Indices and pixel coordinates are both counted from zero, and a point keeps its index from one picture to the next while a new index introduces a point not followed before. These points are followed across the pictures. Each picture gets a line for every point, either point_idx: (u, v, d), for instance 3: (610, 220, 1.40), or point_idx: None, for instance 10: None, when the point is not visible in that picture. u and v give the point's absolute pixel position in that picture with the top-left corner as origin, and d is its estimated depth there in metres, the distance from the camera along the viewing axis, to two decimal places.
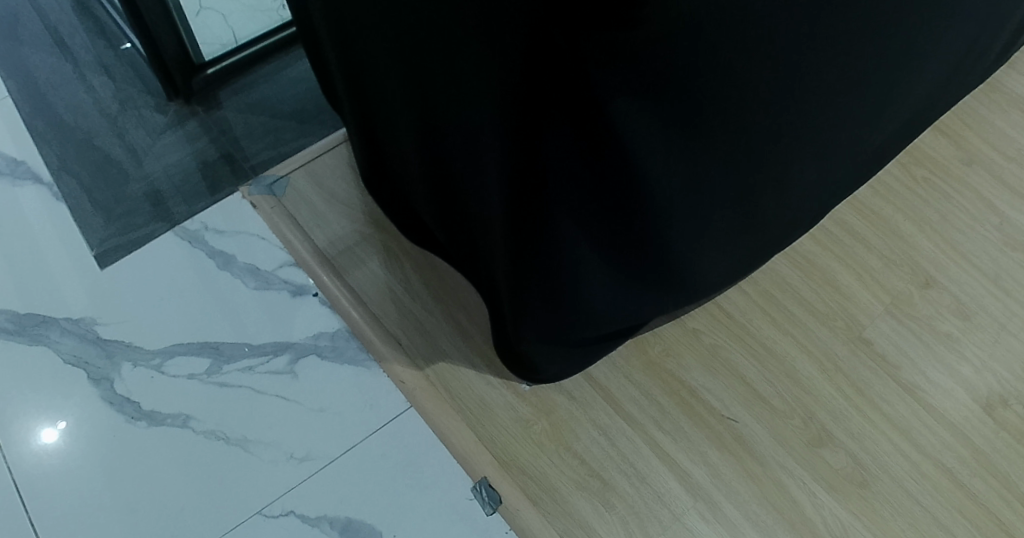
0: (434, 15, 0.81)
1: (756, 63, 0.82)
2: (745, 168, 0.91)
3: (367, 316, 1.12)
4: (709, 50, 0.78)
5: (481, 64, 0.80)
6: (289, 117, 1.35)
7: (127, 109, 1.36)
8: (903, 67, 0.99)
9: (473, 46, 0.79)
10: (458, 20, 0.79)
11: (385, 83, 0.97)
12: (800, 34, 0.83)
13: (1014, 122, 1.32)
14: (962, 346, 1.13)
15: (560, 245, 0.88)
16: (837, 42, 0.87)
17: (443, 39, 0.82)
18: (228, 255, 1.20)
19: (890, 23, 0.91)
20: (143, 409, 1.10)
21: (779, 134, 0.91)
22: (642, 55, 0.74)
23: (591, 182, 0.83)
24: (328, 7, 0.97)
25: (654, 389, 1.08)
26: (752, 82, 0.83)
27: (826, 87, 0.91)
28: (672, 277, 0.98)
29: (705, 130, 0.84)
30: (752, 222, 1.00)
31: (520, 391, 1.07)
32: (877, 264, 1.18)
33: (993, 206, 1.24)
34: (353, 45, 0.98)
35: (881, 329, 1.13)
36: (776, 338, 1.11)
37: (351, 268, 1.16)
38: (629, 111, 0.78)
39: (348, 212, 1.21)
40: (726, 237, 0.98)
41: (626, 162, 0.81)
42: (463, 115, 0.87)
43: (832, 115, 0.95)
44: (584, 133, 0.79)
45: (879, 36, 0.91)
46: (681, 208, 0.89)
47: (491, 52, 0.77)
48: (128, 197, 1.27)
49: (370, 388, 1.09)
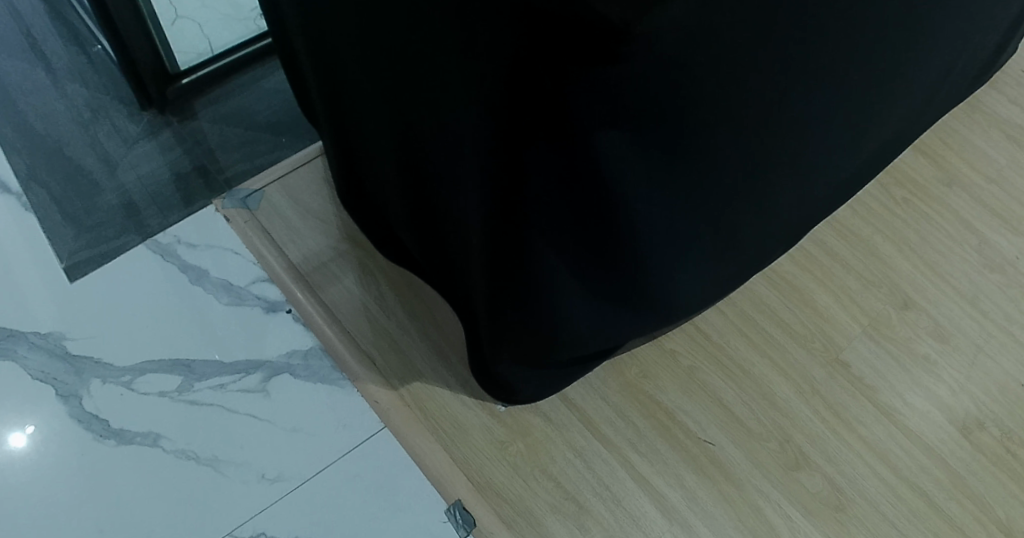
0: (415, 37, 0.80)
1: (735, 88, 0.81)
2: (723, 194, 0.91)
3: (341, 334, 1.10)
4: (690, 77, 0.77)
5: (461, 90, 0.78)
6: (264, 129, 1.33)
7: (99, 118, 1.34)
8: (882, 90, 0.99)
9: (454, 72, 0.78)
10: (439, 44, 0.78)
11: (364, 99, 0.95)
12: (780, 64, 0.83)
13: (995, 143, 1.34)
14: (939, 369, 1.14)
15: (538, 270, 0.87)
16: (817, 71, 0.88)
17: (424, 63, 0.81)
18: (201, 269, 1.18)
19: (869, 46, 0.91)
20: (111, 427, 1.09)
21: (758, 156, 0.91)
22: (624, 83, 0.73)
23: (569, 211, 0.82)
24: (306, 22, 0.95)
25: (630, 411, 1.06)
26: (732, 112, 0.83)
27: (804, 111, 0.91)
28: (649, 302, 0.97)
29: (683, 158, 0.83)
30: (730, 244, 0.99)
31: (495, 412, 1.05)
32: (855, 285, 1.18)
33: (972, 226, 1.26)
34: (332, 62, 0.96)
35: (859, 351, 1.13)
36: (754, 360, 1.11)
37: (326, 284, 1.14)
38: (609, 143, 0.77)
39: (323, 227, 1.19)
40: (704, 261, 0.98)
41: (605, 187, 0.80)
42: (441, 133, 0.85)
43: (811, 140, 0.95)
44: (564, 163, 0.78)
45: (859, 59, 0.91)
46: (658, 232, 0.88)
47: (472, 79, 0.76)
48: (99, 208, 1.25)
49: (343, 407, 1.07)
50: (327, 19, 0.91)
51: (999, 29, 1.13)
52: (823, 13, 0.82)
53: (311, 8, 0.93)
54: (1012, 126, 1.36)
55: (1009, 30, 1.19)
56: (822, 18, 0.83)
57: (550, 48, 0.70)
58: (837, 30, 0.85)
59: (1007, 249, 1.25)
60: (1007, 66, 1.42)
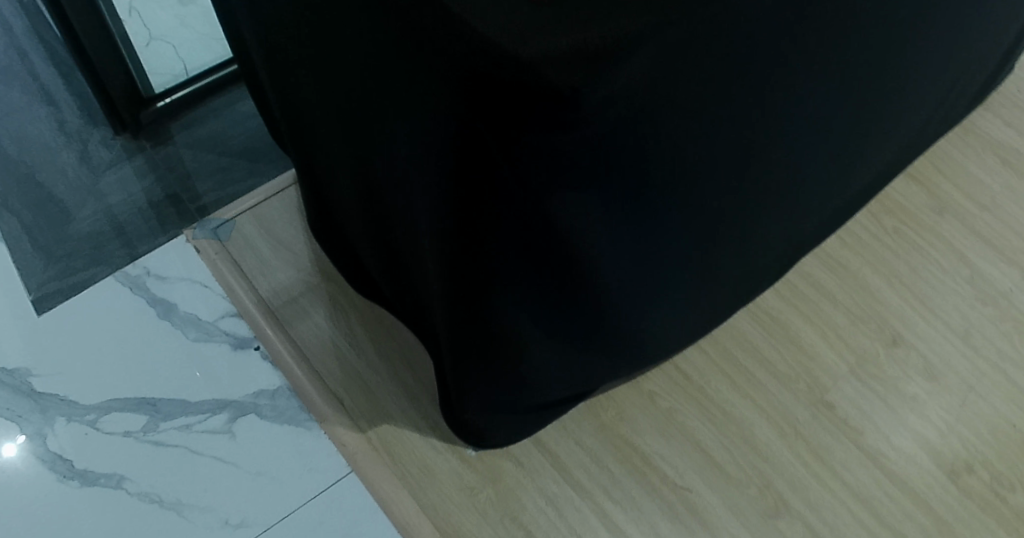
0: (360, 82, 0.74)
1: (704, 133, 0.75)
2: (701, 232, 0.87)
3: (310, 374, 1.08)
4: (656, 129, 0.70)
5: (407, 146, 0.72)
6: (238, 155, 1.29)
7: (70, 143, 1.30)
8: (865, 120, 0.94)
9: (398, 125, 0.71)
10: (383, 93, 0.71)
11: (325, 138, 0.91)
12: (760, 105, 0.78)
13: (989, 168, 1.30)
14: (927, 409, 1.10)
15: (498, 323, 0.82)
16: (800, 107, 0.83)
17: (371, 108, 0.75)
18: (169, 303, 1.15)
19: (846, 76, 0.85)
20: (76, 467, 1.06)
21: (733, 194, 0.85)
22: (583, 148, 0.65)
23: (528, 270, 0.77)
24: (263, 48, 0.90)
25: (606, 456, 1.03)
26: (708, 156, 0.78)
27: (780, 146, 0.85)
28: (621, 343, 0.93)
29: (654, 208, 0.78)
30: (708, 280, 0.94)
31: (465, 456, 1.02)
32: (842, 322, 1.14)
33: (965, 257, 1.22)
34: (290, 91, 0.90)
35: (844, 391, 1.09)
36: (735, 402, 1.07)
37: (295, 320, 1.11)
38: (569, 210, 0.70)
39: (293, 260, 1.16)
40: (681, 298, 0.94)
41: (567, 247, 0.74)
42: (396, 182, 0.80)
43: (795, 173, 0.91)
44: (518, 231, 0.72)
45: (836, 90, 0.86)
46: (627, 279, 0.84)
47: (416, 138, 0.70)
48: (69, 237, 1.22)
49: (309, 450, 1.04)
50: (283, 57, 0.86)
51: (994, 53, 1.09)
52: (795, 49, 0.76)
53: (266, 45, 0.88)
54: (1008, 150, 1.32)
55: (1003, 56, 1.15)
56: (794, 56, 0.77)
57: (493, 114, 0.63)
58: (810, 64, 0.79)
59: (1000, 280, 1.21)
60: (1005, 86, 1.38)
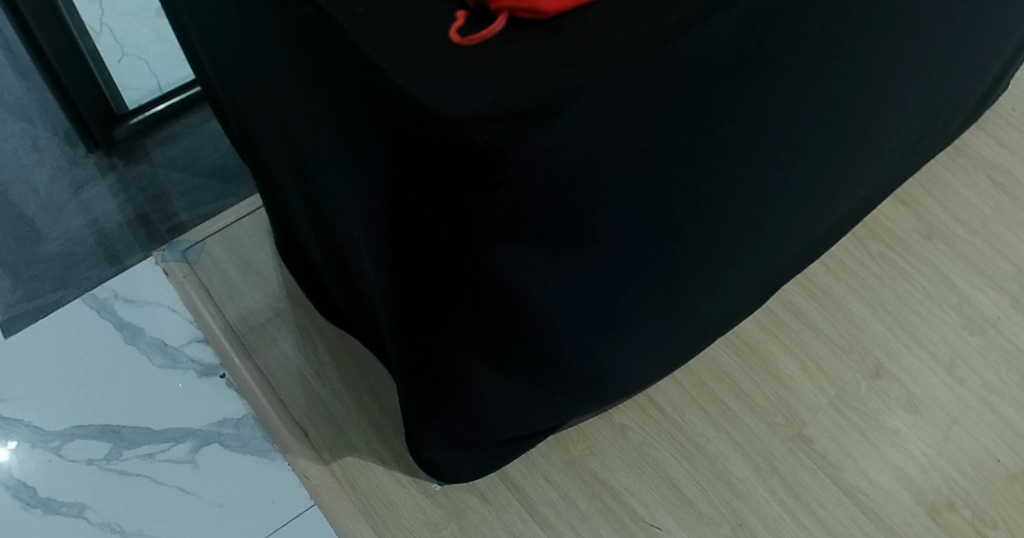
0: (303, 124, 0.72)
1: (671, 187, 0.70)
2: (681, 279, 0.83)
3: (275, 403, 1.06)
4: (609, 187, 0.65)
5: (350, 189, 0.70)
6: (210, 175, 1.28)
7: (42, 160, 1.28)
8: (850, 157, 0.89)
9: (341, 169, 0.70)
10: (324, 137, 0.69)
11: (279, 167, 0.88)
12: (743, 151, 0.74)
13: (979, 190, 1.27)
14: (909, 444, 1.07)
15: (452, 366, 0.80)
16: (787, 150, 0.79)
17: (316, 150, 0.73)
18: (136, 328, 1.13)
19: (830, 119, 0.80)
20: (38, 495, 1.04)
21: (710, 244, 0.80)
22: (527, 211, 0.62)
23: (478, 321, 0.74)
24: (218, 78, 0.87)
25: (574, 491, 1.01)
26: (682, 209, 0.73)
27: (763, 192, 0.81)
28: (593, 388, 0.90)
29: (621, 263, 0.74)
30: (684, 322, 0.91)
31: (430, 491, 1.00)
32: (823, 351, 1.11)
33: (952, 284, 1.19)
34: (247, 123, 0.88)
35: (823, 425, 1.07)
36: (709, 436, 1.05)
37: (262, 347, 1.09)
38: (515, 268, 0.67)
39: (262, 285, 1.14)
40: (657, 343, 0.90)
41: (516, 301, 0.70)
42: (346, 218, 0.78)
43: (782, 216, 0.87)
44: (462, 283, 0.69)
45: (817, 132, 0.80)
46: (596, 332, 0.80)
47: (357, 183, 0.68)
48: (38, 258, 1.21)
49: (273, 482, 1.03)
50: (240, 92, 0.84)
51: (988, 77, 1.08)
52: (769, 98, 0.71)
53: (223, 78, 0.85)
54: (1000, 171, 1.29)
55: (994, 78, 1.12)
56: (770, 105, 0.72)
57: (420, 167, 0.61)
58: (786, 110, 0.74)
59: (989, 308, 1.18)
60: (998, 105, 1.35)
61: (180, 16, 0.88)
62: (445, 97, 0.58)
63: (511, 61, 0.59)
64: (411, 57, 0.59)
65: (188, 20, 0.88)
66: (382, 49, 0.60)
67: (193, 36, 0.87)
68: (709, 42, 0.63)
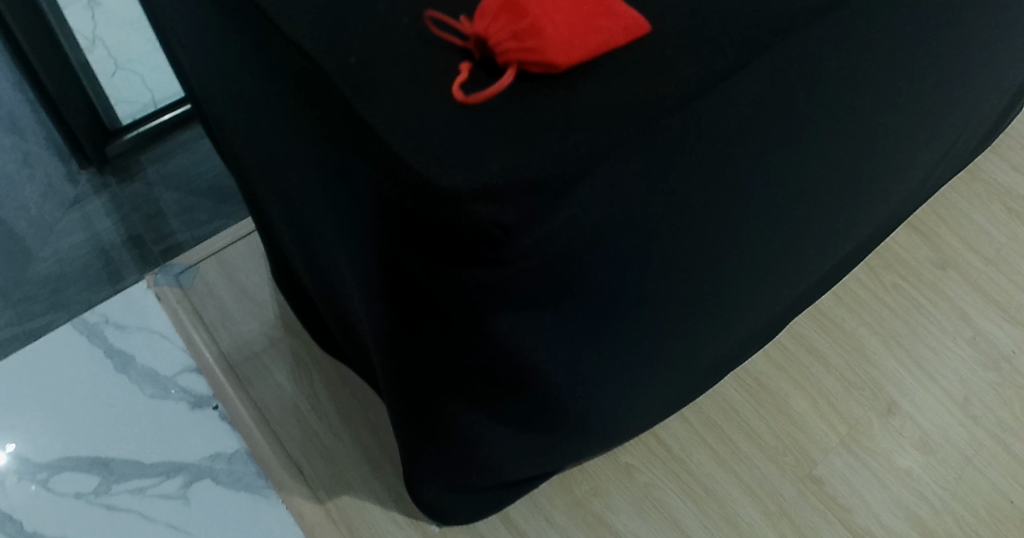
0: (295, 171, 0.69)
1: (692, 254, 0.66)
2: (700, 339, 0.78)
3: (269, 438, 1.03)
4: (620, 260, 0.61)
5: (343, 240, 0.67)
6: (205, 194, 1.24)
7: (34, 176, 1.25)
8: (877, 207, 0.85)
9: (333, 220, 0.67)
10: (315, 185, 0.66)
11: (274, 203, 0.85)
12: (773, 206, 0.69)
13: (995, 217, 1.24)
14: (921, 486, 1.04)
15: (451, 418, 0.77)
16: (818, 203, 0.73)
17: (309, 198, 0.70)
18: (127, 355, 1.10)
19: (867, 170, 0.75)
20: (25, 529, 1.00)
21: (734, 302, 0.76)
22: (524, 280, 0.58)
23: (475, 382, 0.70)
24: (211, 110, 0.84)
25: (577, 534, 0.98)
26: (706, 273, 0.69)
27: (793, 249, 0.76)
28: (601, 439, 0.85)
29: (642, 330, 0.69)
30: (698, 368, 0.87)
31: (428, 532, 0.97)
32: (835, 387, 1.09)
33: (967, 317, 1.16)
34: (239, 157, 0.85)
35: (833, 465, 1.04)
36: (717, 476, 1.02)
37: (255, 378, 1.06)
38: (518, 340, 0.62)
39: (256, 312, 1.10)
40: (664, 394, 0.87)
41: (514, 373, 0.66)
42: (340, 265, 0.75)
43: (804, 264, 0.81)
44: (458, 344, 0.66)
45: (848, 191, 0.76)
46: (613, 398, 0.75)
47: (349, 235, 0.65)
48: (28, 279, 1.17)
49: (265, 520, 0.99)
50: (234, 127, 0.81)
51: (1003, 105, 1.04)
52: (796, 160, 0.67)
53: (218, 113, 0.82)
54: (1016, 198, 1.26)
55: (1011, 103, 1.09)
56: (798, 168, 0.67)
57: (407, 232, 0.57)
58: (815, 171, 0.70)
59: (1005, 343, 1.15)
60: (1014, 129, 1.31)
61: (174, 47, 0.85)
62: (446, 165, 0.54)
63: (517, 122, 0.56)
64: (412, 117, 0.56)
65: (183, 52, 0.85)
66: (379, 108, 0.56)
67: (187, 69, 0.84)
68: (730, 103, 0.59)
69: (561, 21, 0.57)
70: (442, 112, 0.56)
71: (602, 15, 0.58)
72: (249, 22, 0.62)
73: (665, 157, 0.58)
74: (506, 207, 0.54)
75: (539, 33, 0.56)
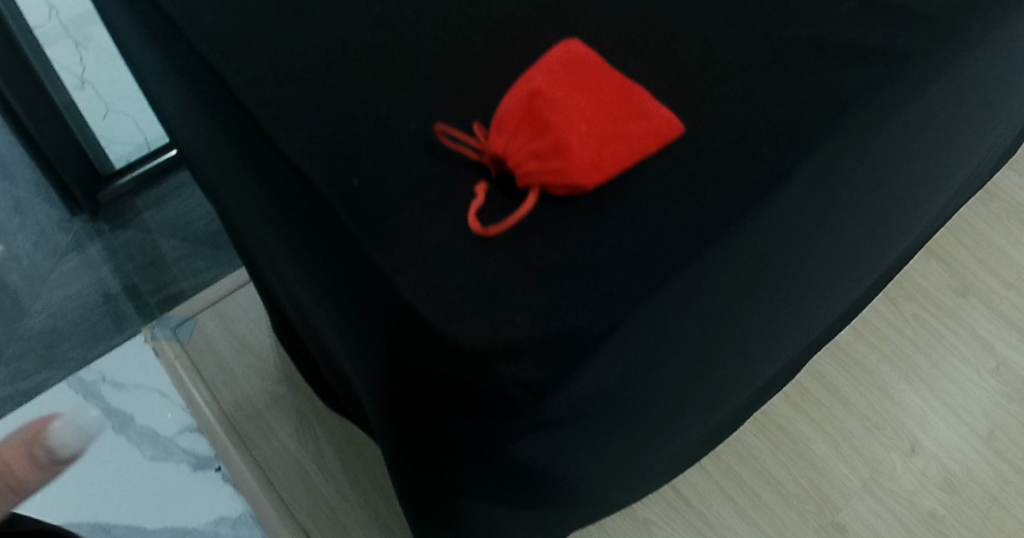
0: (297, 288, 0.63)
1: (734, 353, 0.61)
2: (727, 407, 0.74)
3: (275, 501, 1.00)
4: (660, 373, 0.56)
5: (352, 367, 0.61)
6: (201, 241, 1.21)
7: (21, 222, 1.19)
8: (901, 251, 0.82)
9: (340, 346, 0.60)
10: (319, 307, 0.60)
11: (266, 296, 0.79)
12: (816, 293, 0.63)
13: (1015, 238, 1.20)
14: (946, 528, 1.02)
15: None
16: (858, 273, 0.68)
17: (311, 315, 0.63)
18: (126, 415, 1.07)
19: (905, 231, 0.71)
20: None
21: (765, 374, 0.72)
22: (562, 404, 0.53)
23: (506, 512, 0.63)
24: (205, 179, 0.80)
25: None
26: (747, 367, 0.65)
27: (826, 314, 0.72)
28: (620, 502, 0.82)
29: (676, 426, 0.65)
30: (717, 430, 0.85)
31: None
32: (856, 428, 1.06)
33: (989, 346, 1.13)
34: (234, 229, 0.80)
35: (857, 511, 1.02)
36: (737, 528, 1.00)
37: (259, 438, 1.03)
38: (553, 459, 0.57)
39: (258, 367, 1.07)
40: (684, 458, 0.85)
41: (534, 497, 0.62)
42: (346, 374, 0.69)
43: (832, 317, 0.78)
44: (487, 484, 0.58)
45: (885, 254, 0.71)
46: (635, 476, 0.71)
47: (359, 366, 0.58)
48: (20, 334, 1.13)
49: None
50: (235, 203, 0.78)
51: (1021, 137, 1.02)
52: (839, 256, 0.61)
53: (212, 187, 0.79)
54: None
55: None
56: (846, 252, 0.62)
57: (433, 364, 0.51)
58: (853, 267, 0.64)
59: None
60: None
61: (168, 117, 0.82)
62: (463, 319, 0.51)
63: (540, 263, 0.52)
64: (425, 262, 0.52)
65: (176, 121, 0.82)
66: (389, 252, 0.52)
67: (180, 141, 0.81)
68: (769, 226, 0.54)
69: (586, 138, 0.53)
70: (455, 249, 0.52)
71: (629, 125, 0.54)
72: (249, 136, 0.58)
73: (700, 295, 0.53)
74: (530, 367, 0.51)
75: (564, 153, 0.52)
